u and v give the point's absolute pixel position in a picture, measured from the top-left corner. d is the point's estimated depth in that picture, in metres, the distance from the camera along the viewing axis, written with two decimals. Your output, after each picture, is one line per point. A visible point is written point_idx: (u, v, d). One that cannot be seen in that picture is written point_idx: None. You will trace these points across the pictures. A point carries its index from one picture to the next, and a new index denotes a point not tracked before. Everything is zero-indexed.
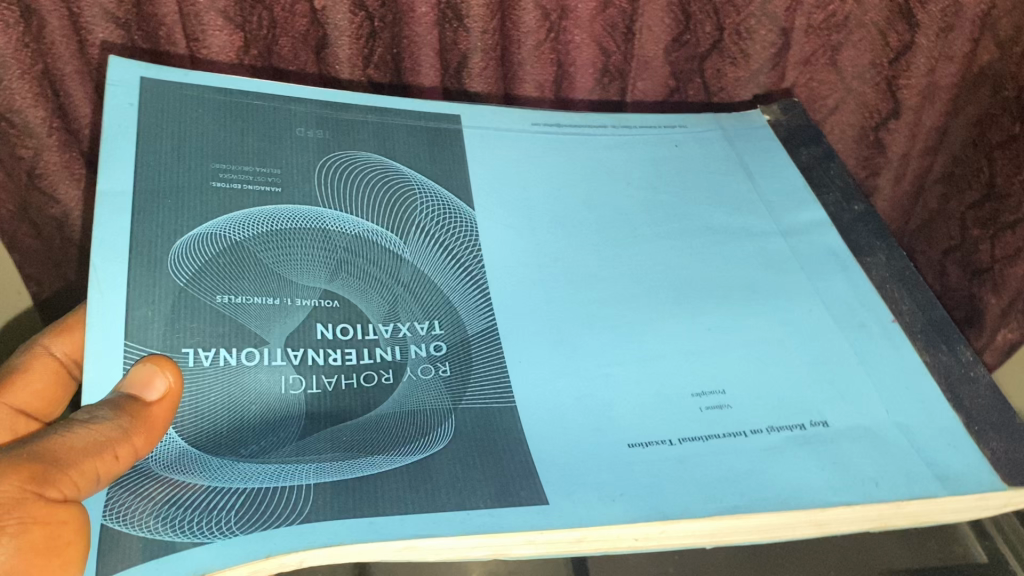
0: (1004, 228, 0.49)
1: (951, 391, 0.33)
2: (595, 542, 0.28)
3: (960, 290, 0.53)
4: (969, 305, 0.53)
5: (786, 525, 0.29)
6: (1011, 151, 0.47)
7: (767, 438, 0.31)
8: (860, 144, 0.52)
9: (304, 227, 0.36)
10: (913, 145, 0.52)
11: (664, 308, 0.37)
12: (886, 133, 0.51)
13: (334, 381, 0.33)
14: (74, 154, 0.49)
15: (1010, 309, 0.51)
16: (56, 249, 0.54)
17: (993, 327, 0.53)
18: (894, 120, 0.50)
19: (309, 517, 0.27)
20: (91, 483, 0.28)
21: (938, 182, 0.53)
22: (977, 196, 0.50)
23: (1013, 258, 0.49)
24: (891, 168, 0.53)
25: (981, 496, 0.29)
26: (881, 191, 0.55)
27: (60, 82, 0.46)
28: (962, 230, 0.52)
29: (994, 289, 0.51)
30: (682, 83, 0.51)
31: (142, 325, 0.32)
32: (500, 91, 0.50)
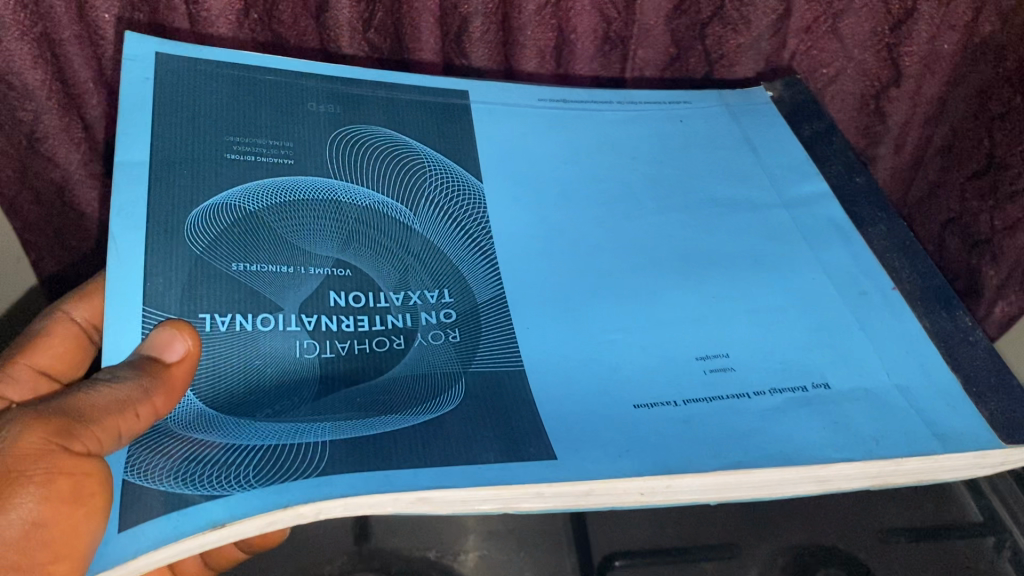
0: (1005, 199, 0.49)
1: (950, 354, 0.34)
2: (602, 497, 0.28)
3: (960, 262, 0.54)
4: (969, 276, 0.53)
5: (789, 481, 0.29)
6: (1010, 125, 0.46)
7: (770, 399, 0.32)
8: (860, 113, 0.52)
9: (316, 198, 0.37)
10: (914, 115, 0.51)
11: (669, 277, 0.38)
12: (888, 102, 0.51)
13: (348, 346, 0.34)
14: (75, 117, 0.50)
15: (1008, 283, 0.51)
16: (56, 214, 0.55)
17: (993, 298, 0.53)
18: (895, 88, 0.50)
19: (326, 470, 0.28)
20: (113, 440, 0.29)
21: (938, 154, 0.53)
22: (977, 168, 0.50)
23: (1013, 230, 0.49)
24: (891, 137, 0.53)
25: (980, 454, 0.30)
26: (881, 160, 0.54)
27: (59, 46, 0.46)
28: (962, 202, 0.52)
29: (994, 261, 0.51)
30: (683, 51, 0.51)
31: (160, 291, 0.33)
32: (502, 64, 0.50)
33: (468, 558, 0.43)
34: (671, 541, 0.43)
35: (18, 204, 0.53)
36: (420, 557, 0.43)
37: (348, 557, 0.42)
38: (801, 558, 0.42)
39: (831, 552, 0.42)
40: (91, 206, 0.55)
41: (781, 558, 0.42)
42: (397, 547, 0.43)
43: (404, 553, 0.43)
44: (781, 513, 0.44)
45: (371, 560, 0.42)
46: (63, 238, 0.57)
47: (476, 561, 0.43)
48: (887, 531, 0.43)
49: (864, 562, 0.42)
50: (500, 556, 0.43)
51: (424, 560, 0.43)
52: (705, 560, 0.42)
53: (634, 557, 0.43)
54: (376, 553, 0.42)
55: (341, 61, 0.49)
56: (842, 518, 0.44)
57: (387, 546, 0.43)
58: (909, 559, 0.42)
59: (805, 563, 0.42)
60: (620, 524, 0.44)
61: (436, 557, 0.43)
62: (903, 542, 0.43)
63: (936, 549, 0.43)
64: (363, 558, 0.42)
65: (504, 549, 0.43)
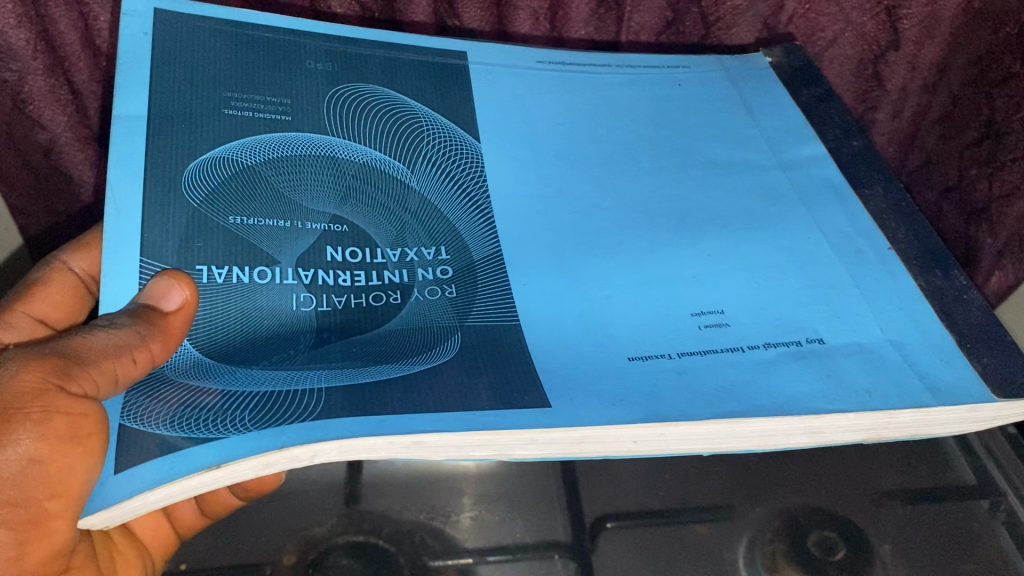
0: (1002, 166, 0.49)
1: (944, 311, 0.34)
2: (595, 444, 0.29)
3: (957, 230, 0.54)
4: (965, 245, 0.53)
5: (781, 432, 0.30)
6: (1010, 90, 0.46)
7: (764, 352, 0.32)
8: (858, 77, 0.52)
9: (313, 154, 0.37)
10: (912, 79, 0.51)
11: (664, 236, 0.38)
12: (886, 65, 0.51)
13: (344, 300, 0.34)
14: (60, 79, 0.50)
15: (1005, 250, 0.51)
16: (42, 179, 0.55)
17: (988, 267, 0.53)
18: (893, 52, 0.50)
19: (322, 414, 0.28)
20: (109, 385, 0.29)
21: (937, 122, 0.52)
22: (976, 134, 0.49)
23: (1009, 197, 0.49)
24: (889, 102, 0.53)
25: (972, 407, 0.30)
26: (879, 126, 0.54)
27: (44, 6, 0.46)
28: (960, 169, 0.52)
29: (990, 229, 0.51)
30: (680, 14, 0.50)
31: (157, 242, 0.33)
32: (495, 27, 0.50)
33: (460, 519, 0.43)
34: (663, 504, 0.44)
35: (4, 167, 0.53)
36: (411, 517, 0.43)
37: (338, 518, 0.42)
38: (794, 521, 0.43)
39: (821, 515, 0.43)
40: (82, 169, 0.55)
41: (775, 519, 0.43)
42: (388, 508, 0.43)
43: (394, 514, 0.43)
44: (772, 467, 0.46)
45: (361, 522, 0.42)
46: (49, 203, 0.57)
47: (466, 522, 0.43)
48: (882, 493, 0.44)
49: (856, 522, 0.43)
50: (492, 516, 0.43)
51: (414, 521, 0.43)
52: (697, 522, 0.43)
53: (626, 519, 0.44)
54: (366, 515, 0.43)
55: (328, 18, 0.49)
56: (835, 477, 0.45)
57: (378, 509, 0.43)
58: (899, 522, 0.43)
59: (798, 524, 0.43)
60: (611, 477, 0.46)
61: (427, 519, 0.43)
62: (900, 505, 0.44)
63: (924, 510, 0.43)
64: (354, 519, 0.42)
65: (496, 509, 0.44)
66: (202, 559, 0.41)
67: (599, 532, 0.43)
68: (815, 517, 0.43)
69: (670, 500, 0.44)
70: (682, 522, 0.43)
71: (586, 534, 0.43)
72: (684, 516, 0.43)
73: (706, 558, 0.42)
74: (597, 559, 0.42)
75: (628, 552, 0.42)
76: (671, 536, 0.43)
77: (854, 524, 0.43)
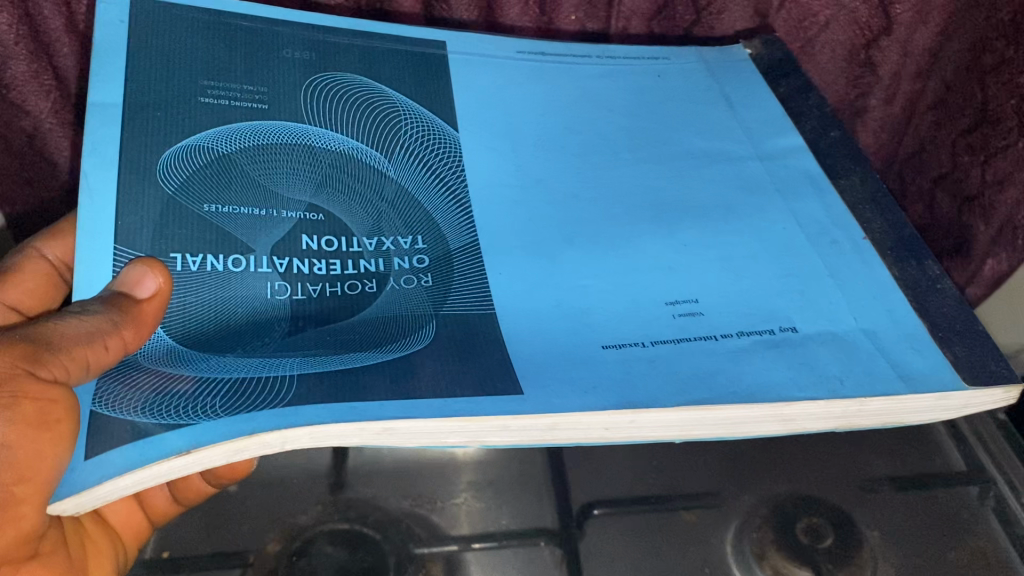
0: (995, 154, 0.47)
1: (918, 300, 0.34)
2: (567, 431, 0.29)
3: (950, 219, 0.52)
4: (958, 234, 0.52)
5: (752, 419, 0.30)
6: (1003, 76, 0.45)
7: (737, 341, 0.32)
8: (850, 63, 0.52)
9: (290, 143, 0.37)
10: (904, 64, 0.51)
11: (643, 226, 0.38)
12: (878, 51, 0.51)
13: (319, 289, 0.34)
14: (44, 65, 0.49)
15: (997, 240, 0.50)
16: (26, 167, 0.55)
17: (982, 256, 0.51)
18: (885, 36, 0.50)
19: (293, 400, 0.28)
20: (81, 371, 0.29)
21: (931, 110, 0.52)
22: (969, 122, 0.48)
23: (1001, 185, 0.47)
24: (881, 87, 0.53)
25: (942, 395, 0.30)
26: (870, 113, 0.54)
27: None
28: (953, 157, 0.51)
29: (983, 217, 0.49)
30: None
31: (132, 229, 0.33)
32: (484, 19, 0.50)
33: (447, 506, 0.43)
34: (652, 491, 0.44)
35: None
36: (397, 505, 0.43)
37: (323, 506, 0.43)
38: (782, 508, 0.43)
39: (810, 502, 0.43)
40: (63, 155, 0.55)
41: (763, 507, 0.43)
42: (373, 496, 0.43)
43: (380, 501, 0.43)
44: (755, 461, 0.46)
45: (347, 510, 0.42)
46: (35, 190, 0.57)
47: (453, 509, 0.43)
48: (865, 480, 0.45)
49: (844, 508, 0.43)
50: (478, 504, 0.44)
51: (400, 509, 0.43)
52: (684, 509, 0.43)
53: (616, 506, 0.43)
54: (352, 503, 0.43)
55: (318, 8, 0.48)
56: (816, 470, 0.45)
57: (364, 496, 0.43)
58: (891, 508, 0.43)
59: (785, 509, 0.43)
60: (603, 464, 0.46)
61: (412, 506, 0.43)
62: (890, 491, 0.44)
63: (919, 497, 0.44)
64: (338, 507, 0.42)
65: (481, 496, 0.44)
66: (184, 546, 0.41)
67: (587, 520, 0.43)
68: (805, 505, 0.43)
69: (657, 488, 0.45)
70: (670, 508, 0.43)
71: (575, 518, 0.43)
72: (672, 503, 0.43)
73: (694, 544, 0.42)
74: (584, 546, 0.42)
75: (616, 540, 0.42)
76: (659, 523, 0.43)
77: (846, 511, 0.43)
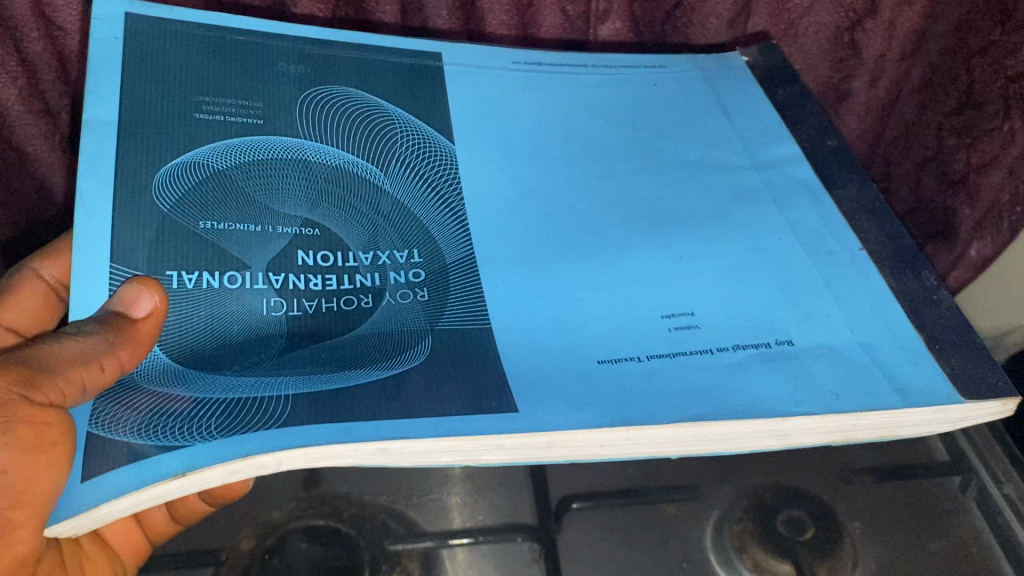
0: (981, 136, 0.47)
1: (915, 313, 0.34)
2: (563, 449, 0.29)
3: (936, 203, 0.52)
4: (943, 218, 0.52)
5: (748, 435, 0.30)
6: (989, 57, 0.45)
7: (733, 355, 0.32)
8: (835, 45, 0.51)
9: (285, 158, 0.37)
10: (890, 47, 0.50)
11: (639, 238, 0.38)
12: (863, 34, 0.50)
13: (315, 305, 0.34)
14: (10, 49, 0.43)
15: (982, 223, 0.49)
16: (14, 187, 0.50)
17: (966, 240, 0.51)
18: (870, 19, 0.49)
19: (287, 422, 0.28)
20: (78, 393, 0.29)
21: (915, 92, 0.52)
22: (955, 104, 0.48)
23: (988, 167, 0.47)
24: (867, 70, 0.52)
25: (938, 409, 0.30)
26: (856, 95, 0.53)
27: None
28: (939, 140, 0.50)
29: (969, 199, 0.49)
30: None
31: (128, 247, 0.33)
32: (463, 29, 0.49)
33: (423, 502, 0.45)
34: (631, 485, 0.46)
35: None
36: (373, 500, 0.45)
37: (298, 502, 0.45)
38: (762, 500, 0.45)
39: (788, 494, 0.46)
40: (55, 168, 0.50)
41: (744, 499, 0.46)
42: (349, 492, 0.45)
43: (357, 497, 0.45)
44: (738, 461, 0.47)
45: (321, 505, 0.44)
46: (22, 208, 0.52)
47: (430, 504, 0.46)
48: (849, 471, 0.47)
49: (827, 500, 0.46)
50: (457, 496, 0.46)
51: (377, 504, 0.45)
52: (662, 502, 0.46)
53: (592, 499, 0.45)
54: (327, 499, 0.45)
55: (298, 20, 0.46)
56: (790, 461, 0.47)
57: (339, 492, 0.45)
58: (868, 497, 0.46)
59: (764, 502, 0.45)
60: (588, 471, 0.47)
61: (388, 502, 0.45)
62: (872, 482, 0.46)
63: (896, 486, 0.46)
64: (313, 503, 0.44)
65: (464, 491, 0.46)
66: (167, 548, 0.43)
67: (565, 512, 0.45)
68: (784, 496, 0.46)
69: (636, 481, 0.47)
70: (650, 500, 0.45)
71: (552, 514, 0.45)
72: (650, 496, 0.46)
73: (672, 536, 0.44)
74: (560, 540, 0.44)
75: (593, 530, 0.45)
76: (638, 515, 0.45)
77: (826, 503, 0.45)
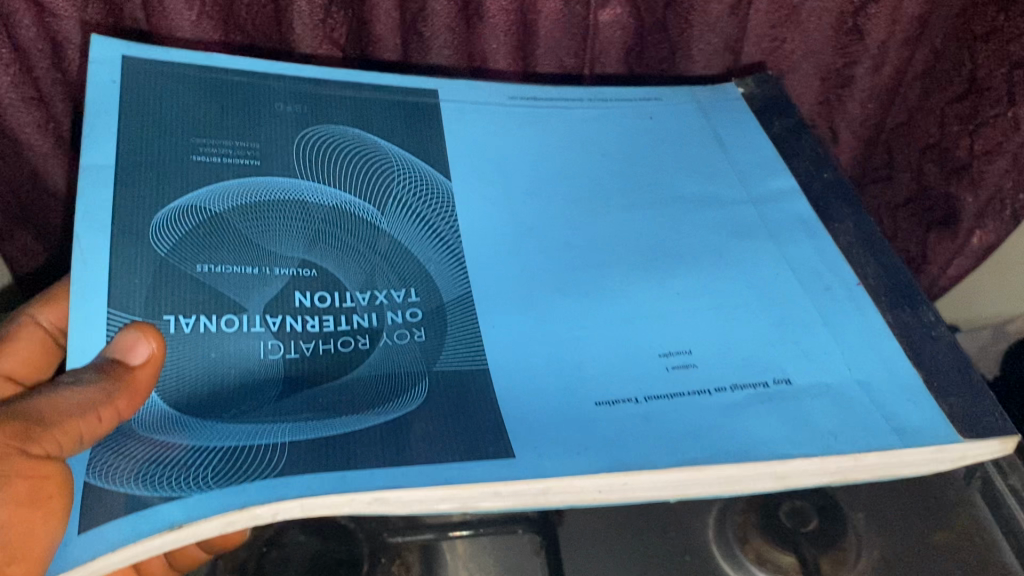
0: (984, 123, 0.48)
1: (913, 350, 0.34)
2: (561, 495, 0.28)
3: (937, 189, 0.53)
4: (946, 204, 0.53)
5: (749, 477, 0.29)
6: (994, 44, 0.46)
7: (730, 395, 0.32)
8: (837, 32, 0.50)
9: (282, 198, 0.37)
10: (893, 33, 0.50)
11: (636, 275, 0.38)
12: (866, 20, 0.49)
13: (312, 346, 0.34)
14: None
15: (985, 208, 0.52)
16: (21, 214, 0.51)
17: (968, 228, 0.53)
18: (873, 4, 0.48)
19: (284, 471, 0.28)
20: (74, 444, 0.29)
21: (919, 78, 0.52)
22: (958, 91, 0.49)
23: (991, 155, 0.49)
24: (869, 57, 0.51)
25: (939, 449, 0.30)
26: (858, 81, 0.53)
27: None
28: (941, 128, 0.51)
29: (972, 186, 0.51)
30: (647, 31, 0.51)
31: (125, 293, 0.33)
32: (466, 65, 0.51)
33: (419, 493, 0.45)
34: None
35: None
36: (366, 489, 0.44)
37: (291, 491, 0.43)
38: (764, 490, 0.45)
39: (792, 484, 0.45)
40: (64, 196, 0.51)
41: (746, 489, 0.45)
42: None
43: None
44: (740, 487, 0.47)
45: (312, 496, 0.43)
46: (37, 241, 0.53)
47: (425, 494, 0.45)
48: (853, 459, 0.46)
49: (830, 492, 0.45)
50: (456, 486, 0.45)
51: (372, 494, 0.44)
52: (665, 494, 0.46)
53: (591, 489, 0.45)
54: None
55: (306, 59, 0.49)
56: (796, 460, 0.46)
57: None
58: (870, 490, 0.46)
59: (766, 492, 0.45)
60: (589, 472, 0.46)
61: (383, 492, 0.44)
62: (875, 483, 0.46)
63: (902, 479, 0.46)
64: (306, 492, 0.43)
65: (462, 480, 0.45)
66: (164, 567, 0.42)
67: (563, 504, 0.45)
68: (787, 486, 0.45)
69: None
70: None
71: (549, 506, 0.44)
72: None
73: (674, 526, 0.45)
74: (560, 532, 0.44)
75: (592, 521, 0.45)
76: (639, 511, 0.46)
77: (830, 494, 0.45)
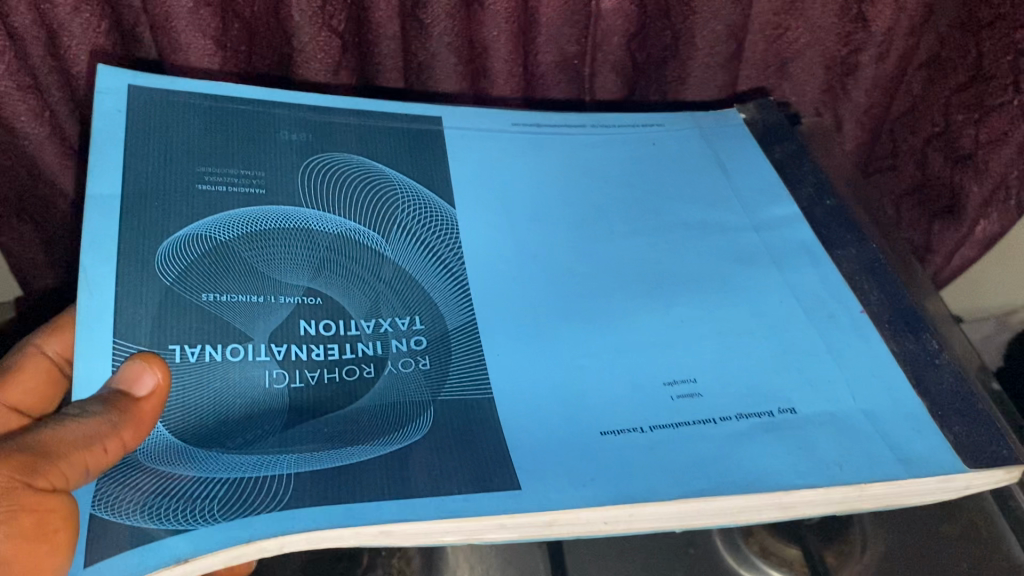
0: (991, 110, 0.48)
1: (917, 378, 0.34)
2: (564, 526, 0.28)
3: (942, 178, 0.53)
4: (950, 194, 0.53)
5: (753, 507, 0.29)
6: (998, 32, 0.45)
7: (734, 425, 0.32)
8: (842, 18, 0.50)
9: (287, 227, 0.37)
10: (899, 20, 0.49)
11: (640, 302, 0.38)
12: (870, 7, 0.49)
13: (317, 375, 0.34)
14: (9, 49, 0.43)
15: (989, 199, 0.51)
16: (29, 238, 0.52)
17: (973, 217, 0.52)
18: None
19: (290, 503, 0.28)
20: (80, 475, 0.29)
21: (923, 67, 0.51)
22: (962, 79, 0.49)
23: (996, 143, 0.48)
24: (874, 45, 0.51)
25: (942, 479, 0.30)
26: (863, 69, 0.52)
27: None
28: (946, 116, 0.51)
29: (976, 175, 0.50)
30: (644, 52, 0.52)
31: (131, 324, 0.33)
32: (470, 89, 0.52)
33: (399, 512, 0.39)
34: None
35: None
36: None
37: None
38: None
39: None
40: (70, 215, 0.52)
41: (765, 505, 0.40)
42: None
43: None
44: None
45: None
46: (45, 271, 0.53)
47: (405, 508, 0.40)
48: None
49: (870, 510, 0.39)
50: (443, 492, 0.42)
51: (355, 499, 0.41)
52: None
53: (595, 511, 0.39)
54: None
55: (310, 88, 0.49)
56: None
57: None
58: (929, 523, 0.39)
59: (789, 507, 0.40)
60: None
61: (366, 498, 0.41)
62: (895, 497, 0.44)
63: None
64: None
65: None
66: None
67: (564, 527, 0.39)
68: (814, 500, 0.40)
69: None
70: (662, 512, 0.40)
71: None
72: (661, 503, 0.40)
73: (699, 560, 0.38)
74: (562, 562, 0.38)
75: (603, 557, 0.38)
76: None
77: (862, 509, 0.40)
